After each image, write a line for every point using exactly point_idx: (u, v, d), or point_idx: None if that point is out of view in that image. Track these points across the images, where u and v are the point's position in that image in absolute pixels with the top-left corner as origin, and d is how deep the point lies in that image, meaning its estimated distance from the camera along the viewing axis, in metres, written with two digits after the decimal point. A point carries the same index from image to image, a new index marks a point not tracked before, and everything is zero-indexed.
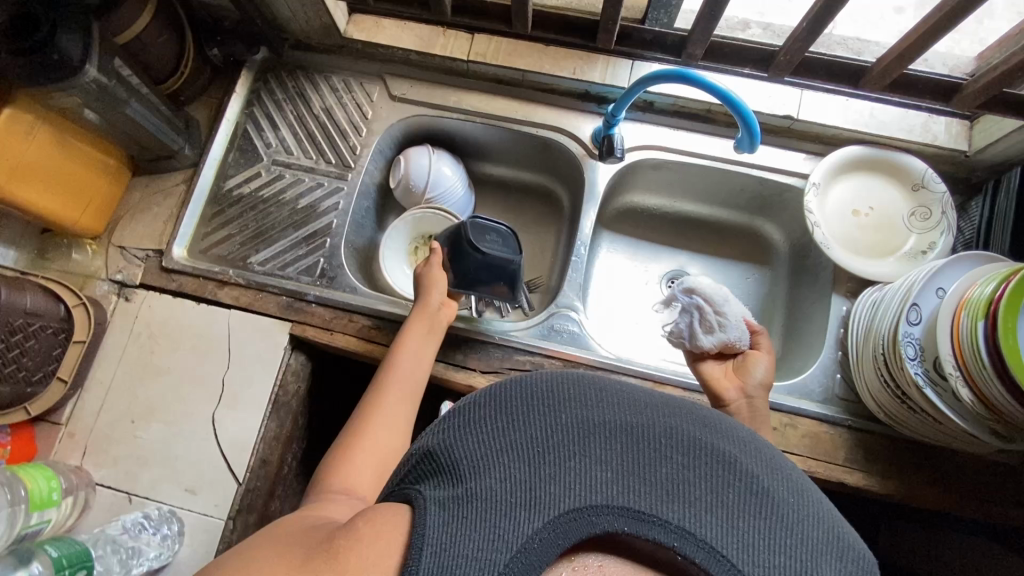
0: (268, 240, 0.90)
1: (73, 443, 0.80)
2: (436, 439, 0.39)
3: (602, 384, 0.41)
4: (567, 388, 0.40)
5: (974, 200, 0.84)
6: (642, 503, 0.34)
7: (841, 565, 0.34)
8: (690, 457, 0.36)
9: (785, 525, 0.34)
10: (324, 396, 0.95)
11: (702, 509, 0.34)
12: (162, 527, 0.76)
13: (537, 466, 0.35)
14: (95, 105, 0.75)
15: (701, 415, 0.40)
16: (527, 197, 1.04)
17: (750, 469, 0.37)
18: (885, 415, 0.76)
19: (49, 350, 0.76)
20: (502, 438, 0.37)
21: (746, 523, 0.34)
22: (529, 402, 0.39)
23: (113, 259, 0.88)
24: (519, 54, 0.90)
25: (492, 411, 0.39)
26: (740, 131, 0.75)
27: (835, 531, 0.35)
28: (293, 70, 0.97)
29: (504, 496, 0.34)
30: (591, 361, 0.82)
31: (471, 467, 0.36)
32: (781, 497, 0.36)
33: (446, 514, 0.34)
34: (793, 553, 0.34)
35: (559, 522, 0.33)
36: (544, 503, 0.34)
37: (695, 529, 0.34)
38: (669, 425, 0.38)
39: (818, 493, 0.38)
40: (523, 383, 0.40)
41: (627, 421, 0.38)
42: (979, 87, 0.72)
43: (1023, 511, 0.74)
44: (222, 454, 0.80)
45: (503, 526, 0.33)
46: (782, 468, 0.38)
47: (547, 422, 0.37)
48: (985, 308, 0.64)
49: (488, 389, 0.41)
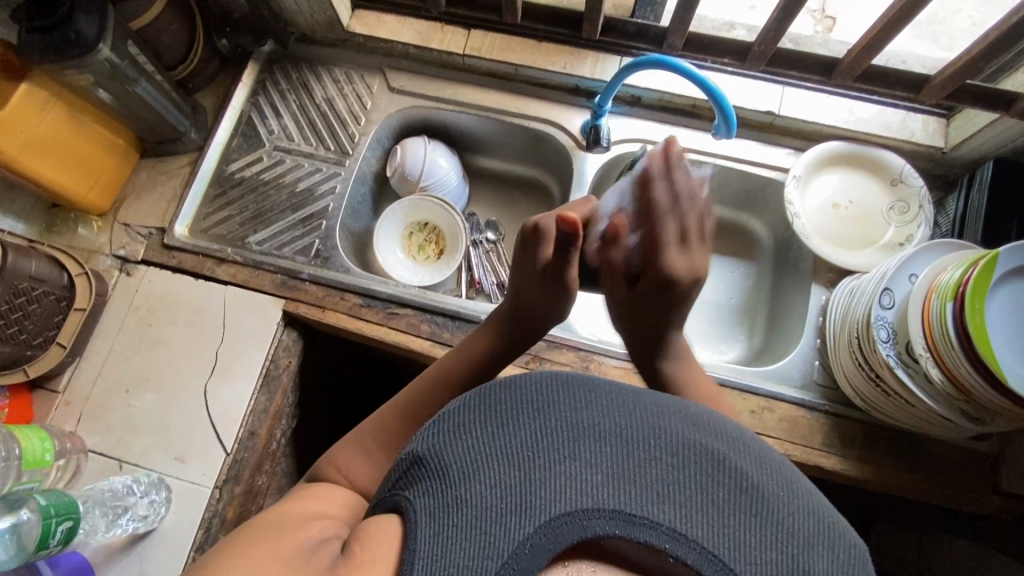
0: (267, 221, 0.93)
1: (68, 411, 0.83)
2: (423, 444, 0.40)
3: (591, 385, 0.42)
4: (557, 391, 0.41)
5: (951, 195, 0.86)
6: (633, 506, 0.36)
7: (831, 556, 0.36)
8: (678, 457, 0.38)
9: (772, 518, 0.36)
10: (317, 376, 0.97)
11: (693, 509, 0.36)
12: (150, 493, 0.78)
13: (528, 471, 0.36)
14: (107, 83, 0.80)
15: (689, 414, 0.42)
16: (520, 190, 1.07)
17: (738, 466, 0.39)
18: (862, 400, 0.77)
19: (50, 315, 0.79)
20: (491, 444, 0.38)
21: (734, 519, 0.36)
22: (519, 405, 0.40)
23: (117, 235, 0.92)
24: (512, 49, 0.94)
25: (481, 416, 0.40)
26: (717, 117, 0.80)
27: (823, 521, 0.38)
28: (297, 62, 1.02)
29: (494, 503, 0.35)
30: (573, 342, 0.84)
31: (460, 472, 0.37)
32: (770, 492, 0.38)
33: (436, 523, 0.35)
34: (783, 548, 0.36)
35: (551, 527, 0.34)
36: (535, 508, 0.35)
37: (687, 529, 0.35)
38: (657, 425, 0.40)
39: (803, 482, 0.41)
40: (510, 385, 0.42)
41: (617, 423, 0.39)
42: (945, 76, 0.77)
43: (998, 498, 0.76)
44: (212, 424, 0.82)
45: (494, 533, 0.34)
46: (770, 462, 0.40)
47: (536, 426, 0.39)
48: (954, 291, 0.64)
49: (476, 391, 0.43)
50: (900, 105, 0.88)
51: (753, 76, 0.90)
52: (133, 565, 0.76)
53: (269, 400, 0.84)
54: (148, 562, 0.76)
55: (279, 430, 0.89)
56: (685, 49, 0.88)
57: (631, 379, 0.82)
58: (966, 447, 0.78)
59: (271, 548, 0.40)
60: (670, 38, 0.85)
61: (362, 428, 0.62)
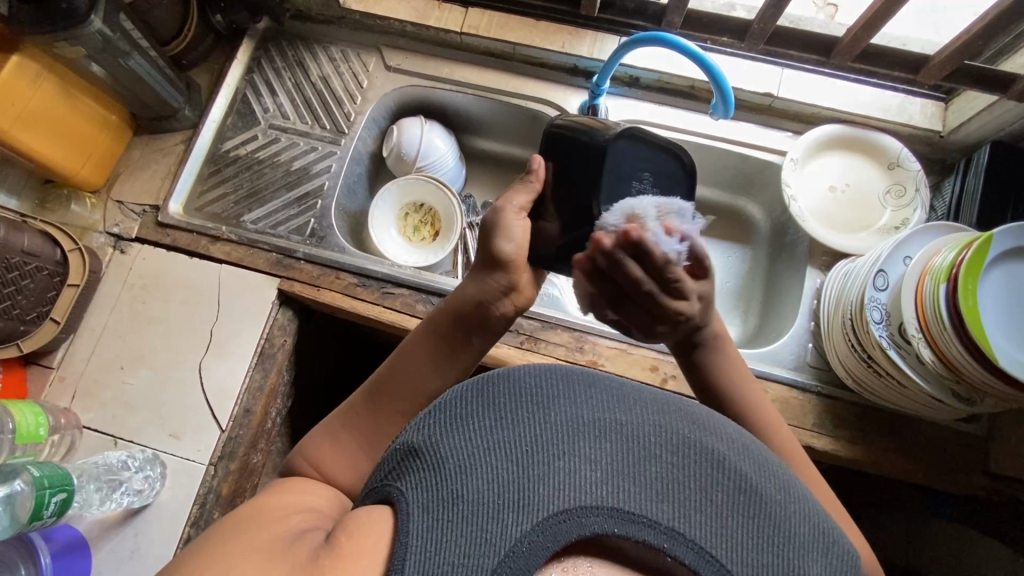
0: (262, 200, 0.93)
1: (62, 387, 0.83)
2: (420, 435, 0.40)
3: (592, 381, 0.43)
4: (556, 386, 0.41)
5: (947, 180, 0.86)
6: (632, 505, 0.35)
7: (829, 561, 0.36)
8: (678, 455, 0.38)
9: (771, 520, 0.37)
10: (311, 356, 0.97)
11: (693, 510, 0.36)
12: (145, 469, 0.78)
13: (525, 467, 0.36)
14: (100, 57, 0.79)
15: (689, 414, 0.42)
16: (517, 171, 1.06)
17: (738, 468, 0.39)
18: (853, 380, 0.78)
19: (44, 291, 0.79)
20: (487, 438, 0.38)
21: (733, 521, 0.36)
22: (519, 399, 0.40)
23: (111, 213, 0.91)
24: (510, 28, 0.94)
25: (479, 409, 0.40)
26: (715, 97, 0.79)
27: (822, 527, 0.38)
28: (293, 40, 1.01)
29: (490, 498, 0.35)
30: (568, 323, 0.84)
31: (456, 466, 0.37)
32: (768, 493, 0.38)
33: (429, 517, 0.35)
34: (780, 550, 0.36)
35: (548, 525, 0.34)
36: (532, 504, 0.34)
37: (685, 530, 0.35)
38: (657, 424, 0.40)
39: (802, 489, 0.41)
40: (508, 377, 0.42)
41: (616, 421, 0.40)
42: (943, 57, 0.76)
43: (987, 479, 0.76)
44: (207, 400, 0.82)
45: (490, 530, 0.34)
46: (768, 465, 0.41)
47: (535, 419, 0.39)
48: (947, 272, 0.64)
49: (475, 383, 0.43)
50: (899, 88, 0.88)
51: (752, 58, 0.90)
52: (127, 540, 0.77)
53: (264, 378, 0.84)
54: (142, 536, 0.77)
55: (274, 409, 0.89)
56: (685, 28, 0.88)
57: (625, 360, 0.82)
58: (956, 429, 0.78)
59: (248, 542, 0.40)
60: (669, 14, 0.84)
61: (350, 403, 0.62)
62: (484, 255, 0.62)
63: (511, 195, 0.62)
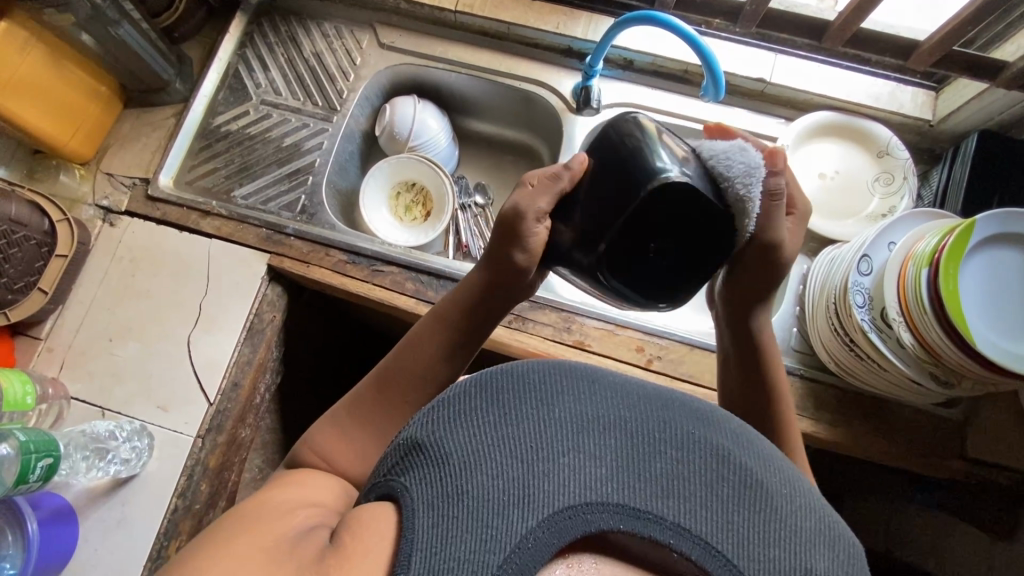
0: (252, 175, 0.93)
1: (50, 357, 0.83)
2: (423, 430, 0.40)
3: (596, 377, 0.43)
4: (561, 380, 0.42)
5: (935, 168, 0.87)
6: (637, 501, 0.36)
7: (833, 554, 0.37)
8: (683, 451, 0.39)
9: (776, 515, 0.37)
10: (301, 333, 0.97)
11: (698, 505, 0.37)
12: (132, 439, 0.79)
13: (531, 463, 0.37)
14: (89, 25, 0.79)
15: (694, 409, 0.42)
16: (511, 154, 1.06)
17: (743, 463, 0.39)
18: (837, 365, 0.78)
19: (32, 260, 0.79)
20: (492, 433, 0.38)
21: (738, 516, 0.37)
22: (523, 394, 0.40)
23: (101, 185, 0.91)
24: (505, 8, 0.94)
25: (483, 404, 0.40)
26: (706, 79, 0.79)
27: (825, 521, 0.38)
28: (286, 15, 1.00)
29: (497, 494, 0.35)
30: (556, 303, 0.84)
31: (461, 461, 0.37)
32: (775, 489, 0.38)
33: (436, 513, 0.35)
34: (786, 545, 0.36)
35: (553, 521, 0.35)
36: (538, 501, 0.35)
37: (691, 526, 0.36)
38: (662, 420, 0.40)
39: (806, 483, 0.41)
40: (511, 370, 0.42)
41: (621, 417, 0.40)
42: (932, 43, 0.77)
43: (964, 463, 0.78)
44: (195, 372, 0.82)
45: (495, 526, 0.34)
46: (774, 461, 0.41)
47: (539, 416, 0.39)
48: (929, 257, 0.65)
49: (479, 375, 0.43)
50: (891, 77, 0.89)
51: (745, 42, 0.90)
52: (115, 509, 0.77)
53: (253, 352, 0.84)
54: (130, 506, 0.77)
55: (262, 384, 0.89)
56: (678, 9, 0.87)
57: (611, 340, 0.83)
58: (935, 414, 0.80)
59: (248, 541, 0.40)
60: None
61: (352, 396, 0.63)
62: (492, 253, 0.63)
63: (533, 196, 0.58)
